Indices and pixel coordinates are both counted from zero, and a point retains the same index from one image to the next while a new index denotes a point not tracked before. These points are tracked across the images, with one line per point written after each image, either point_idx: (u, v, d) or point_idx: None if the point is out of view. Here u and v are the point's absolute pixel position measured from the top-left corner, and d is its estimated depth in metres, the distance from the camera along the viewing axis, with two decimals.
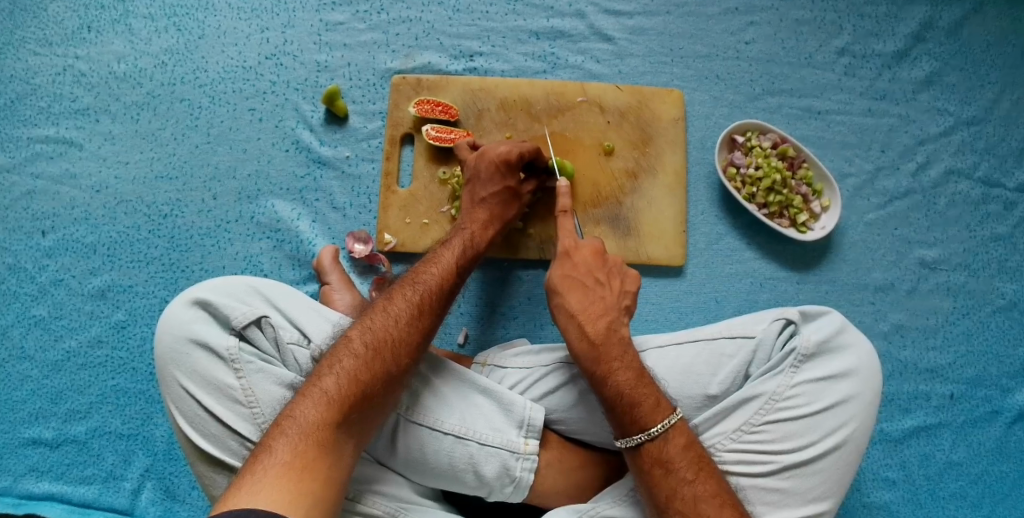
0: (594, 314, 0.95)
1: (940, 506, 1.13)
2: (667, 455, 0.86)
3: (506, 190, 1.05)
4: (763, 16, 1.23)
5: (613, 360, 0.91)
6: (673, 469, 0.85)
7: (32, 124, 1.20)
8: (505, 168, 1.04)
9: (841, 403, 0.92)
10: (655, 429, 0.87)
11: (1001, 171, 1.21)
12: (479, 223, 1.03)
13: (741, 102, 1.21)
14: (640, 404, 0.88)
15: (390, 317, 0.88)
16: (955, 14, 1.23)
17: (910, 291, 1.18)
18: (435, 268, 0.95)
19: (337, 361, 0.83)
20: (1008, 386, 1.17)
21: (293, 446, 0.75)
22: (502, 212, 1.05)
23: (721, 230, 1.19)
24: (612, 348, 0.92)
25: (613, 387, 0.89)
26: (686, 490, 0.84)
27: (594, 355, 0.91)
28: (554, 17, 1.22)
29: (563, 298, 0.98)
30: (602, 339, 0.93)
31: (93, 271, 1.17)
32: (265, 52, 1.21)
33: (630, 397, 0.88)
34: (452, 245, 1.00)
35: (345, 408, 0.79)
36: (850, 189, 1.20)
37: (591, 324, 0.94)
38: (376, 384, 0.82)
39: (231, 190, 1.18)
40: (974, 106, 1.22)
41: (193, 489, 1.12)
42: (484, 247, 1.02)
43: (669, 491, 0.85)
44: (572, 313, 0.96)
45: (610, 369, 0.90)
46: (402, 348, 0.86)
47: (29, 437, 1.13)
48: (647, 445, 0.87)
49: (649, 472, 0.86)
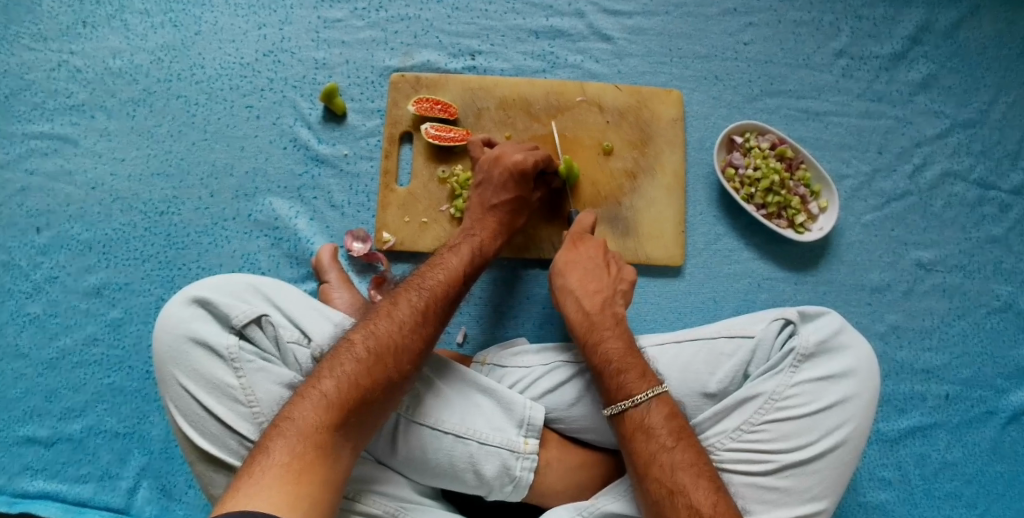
0: (590, 289, 1.00)
1: (935, 505, 1.14)
2: (650, 422, 0.86)
3: (517, 197, 1.05)
4: (762, 17, 1.23)
5: (605, 329, 0.96)
6: (654, 435, 0.86)
7: (26, 120, 1.18)
8: (520, 178, 1.04)
9: (840, 403, 0.92)
10: (639, 397, 0.88)
11: (997, 173, 1.21)
12: (490, 231, 1.04)
13: (740, 102, 1.21)
14: (628, 371, 0.90)
15: (394, 322, 0.87)
16: (951, 17, 1.24)
17: (907, 293, 1.19)
18: (439, 273, 0.95)
19: (338, 364, 0.82)
20: (1003, 387, 1.18)
21: (291, 449, 0.74)
22: (511, 221, 1.06)
23: (720, 230, 1.19)
24: (607, 321, 0.97)
25: (603, 353, 0.93)
26: (664, 457, 0.84)
27: (587, 324, 0.96)
28: (553, 16, 1.22)
29: (563, 278, 1.02)
30: (597, 310, 0.98)
31: (88, 269, 1.16)
32: (262, 49, 1.20)
33: (618, 364, 0.91)
34: (458, 250, 1.00)
35: (345, 412, 0.78)
36: (847, 191, 1.20)
37: (588, 300, 0.99)
38: (377, 389, 0.81)
39: (229, 187, 1.18)
40: (970, 108, 1.22)
41: (189, 488, 1.11)
42: (490, 254, 1.03)
43: (648, 456, 0.84)
44: (571, 290, 1.00)
45: (602, 337, 0.95)
46: (405, 353, 0.85)
47: (24, 436, 1.12)
48: (630, 411, 0.88)
49: (631, 438, 0.87)
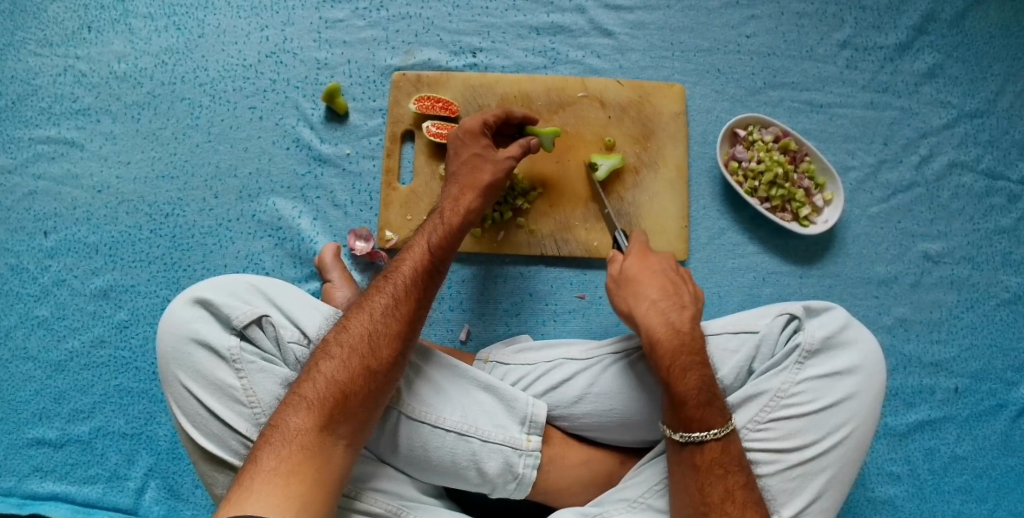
0: (676, 306, 0.92)
1: (944, 500, 1.13)
2: (727, 456, 0.85)
3: (477, 156, 1.03)
4: (764, 9, 1.22)
5: (693, 354, 0.89)
6: (730, 471, 0.85)
7: (33, 125, 1.20)
8: (470, 136, 1.04)
9: (845, 401, 0.91)
10: (721, 430, 0.85)
11: (1005, 163, 1.20)
12: (452, 198, 1.00)
13: (743, 96, 1.21)
14: (713, 403, 0.86)
15: (366, 312, 0.87)
16: (957, 6, 1.22)
17: (914, 285, 1.18)
18: (410, 254, 0.93)
19: (315, 365, 0.83)
20: (1013, 380, 1.16)
21: (277, 453, 0.75)
22: (473, 178, 1.01)
23: (723, 224, 1.18)
24: (695, 343, 0.90)
25: (692, 381, 0.86)
26: (739, 493, 0.84)
27: (676, 347, 0.89)
28: (554, 13, 1.21)
29: (641, 287, 0.94)
30: (687, 328, 0.91)
31: (95, 271, 1.17)
32: (265, 50, 1.21)
33: (704, 395, 0.86)
34: (424, 228, 0.97)
35: (326, 408, 0.79)
36: (852, 183, 1.19)
37: (676, 314, 0.91)
38: (357, 382, 0.81)
39: (233, 188, 1.18)
40: (977, 98, 1.21)
41: (197, 488, 1.12)
42: (456, 217, 0.97)
43: (724, 492, 0.84)
44: (654, 301, 0.93)
45: (692, 363, 0.88)
46: (379, 339, 0.84)
47: (34, 437, 1.13)
48: (712, 443, 0.85)
49: (708, 471, 0.85)
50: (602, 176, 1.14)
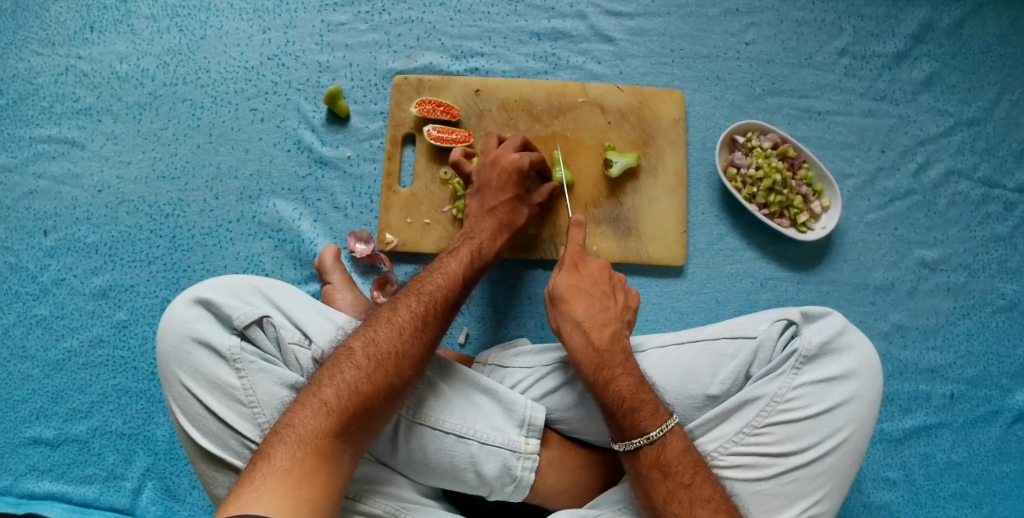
0: (599, 322, 0.95)
1: (939, 506, 1.13)
2: (665, 459, 0.86)
3: (515, 198, 1.06)
4: (764, 17, 1.23)
5: (615, 367, 0.91)
6: (671, 473, 0.85)
7: (33, 124, 1.20)
8: (518, 176, 1.06)
9: (841, 405, 0.92)
10: (654, 434, 0.86)
11: (1001, 172, 1.21)
12: (488, 233, 1.04)
13: (742, 103, 1.21)
14: (641, 409, 0.88)
15: (394, 328, 0.87)
16: (954, 15, 1.23)
17: (910, 292, 1.19)
18: (442, 277, 0.95)
19: (338, 372, 0.82)
20: (1008, 386, 1.17)
21: (291, 454, 0.75)
22: (511, 220, 1.06)
23: (721, 230, 1.19)
24: (616, 358, 0.92)
25: (615, 392, 0.89)
26: (684, 493, 0.84)
27: (597, 361, 0.91)
28: (555, 18, 1.22)
29: (569, 306, 0.97)
30: (606, 346, 0.93)
31: (94, 271, 1.17)
32: (267, 52, 1.21)
33: (631, 402, 0.88)
34: (458, 254, 1.00)
35: (346, 418, 0.79)
36: (850, 190, 1.20)
37: (597, 334, 0.94)
38: (378, 396, 0.81)
39: (233, 189, 1.19)
40: (974, 106, 1.22)
41: (194, 489, 1.12)
42: (491, 256, 1.03)
43: (667, 494, 0.84)
44: (577, 321, 0.95)
45: (614, 375, 0.90)
46: (406, 359, 0.85)
47: (30, 437, 1.13)
48: (646, 448, 0.87)
49: (648, 475, 0.86)
50: (615, 174, 1.14)
